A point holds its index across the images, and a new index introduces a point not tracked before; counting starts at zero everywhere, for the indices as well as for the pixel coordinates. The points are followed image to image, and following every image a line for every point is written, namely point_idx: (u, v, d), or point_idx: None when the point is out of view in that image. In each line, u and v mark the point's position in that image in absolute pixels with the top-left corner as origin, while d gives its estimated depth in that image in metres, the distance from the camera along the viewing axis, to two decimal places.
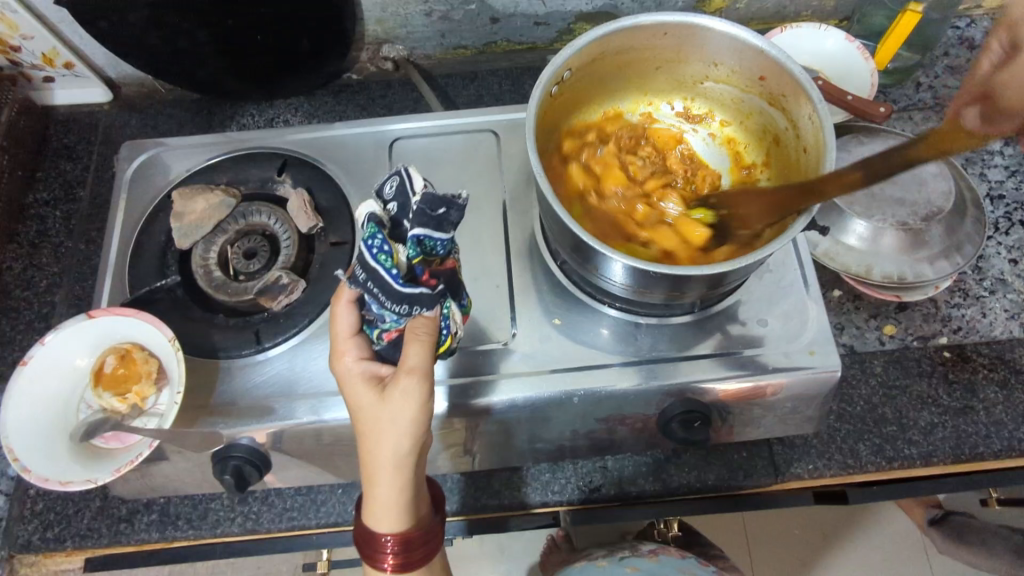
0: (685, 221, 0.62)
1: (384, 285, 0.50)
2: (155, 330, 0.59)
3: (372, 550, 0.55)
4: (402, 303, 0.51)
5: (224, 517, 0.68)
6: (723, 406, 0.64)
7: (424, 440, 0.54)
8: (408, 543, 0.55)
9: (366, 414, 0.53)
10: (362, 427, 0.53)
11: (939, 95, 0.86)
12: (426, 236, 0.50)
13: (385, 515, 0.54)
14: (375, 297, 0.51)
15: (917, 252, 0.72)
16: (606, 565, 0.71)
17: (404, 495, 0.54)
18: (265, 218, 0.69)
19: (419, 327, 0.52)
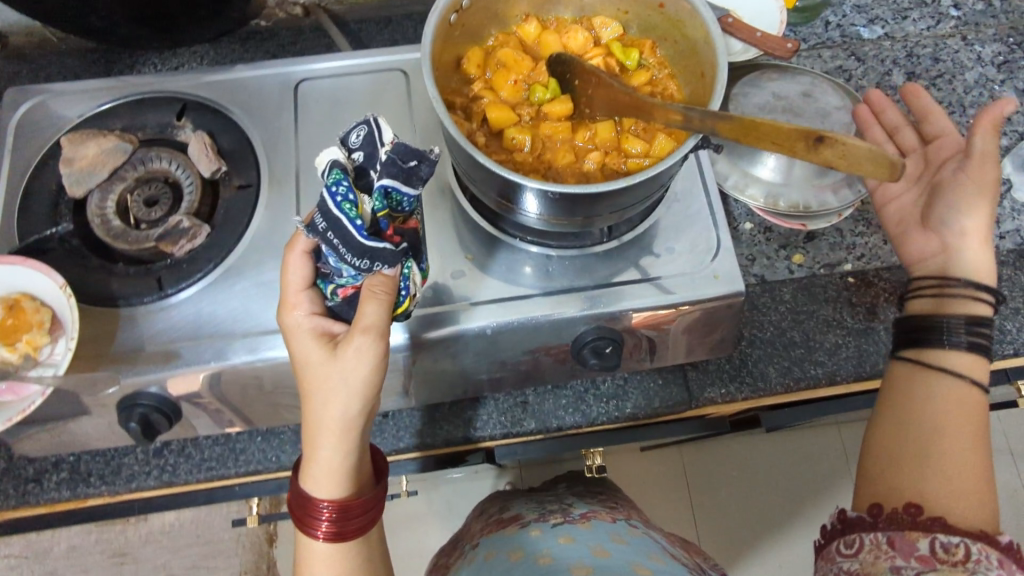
0: (551, 148, 0.62)
1: (347, 235, 0.47)
2: (45, 277, 0.57)
3: (308, 514, 0.55)
4: (363, 256, 0.48)
5: (139, 472, 0.67)
6: (639, 334, 0.65)
7: (373, 404, 0.55)
8: (346, 511, 0.55)
9: (315, 368, 0.53)
10: (310, 385, 0.53)
11: (847, 34, 0.89)
12: (394, 188, 0.49)
13: (325, 480, 0.54)
14: (334, 250, 0.49)
15: (822, 181, 0.75)
16: (540, 531, 0.71)
17: (343, 458, 0.54)
18: (166, 164, 0.67)
19: (376, 287, 0.52)
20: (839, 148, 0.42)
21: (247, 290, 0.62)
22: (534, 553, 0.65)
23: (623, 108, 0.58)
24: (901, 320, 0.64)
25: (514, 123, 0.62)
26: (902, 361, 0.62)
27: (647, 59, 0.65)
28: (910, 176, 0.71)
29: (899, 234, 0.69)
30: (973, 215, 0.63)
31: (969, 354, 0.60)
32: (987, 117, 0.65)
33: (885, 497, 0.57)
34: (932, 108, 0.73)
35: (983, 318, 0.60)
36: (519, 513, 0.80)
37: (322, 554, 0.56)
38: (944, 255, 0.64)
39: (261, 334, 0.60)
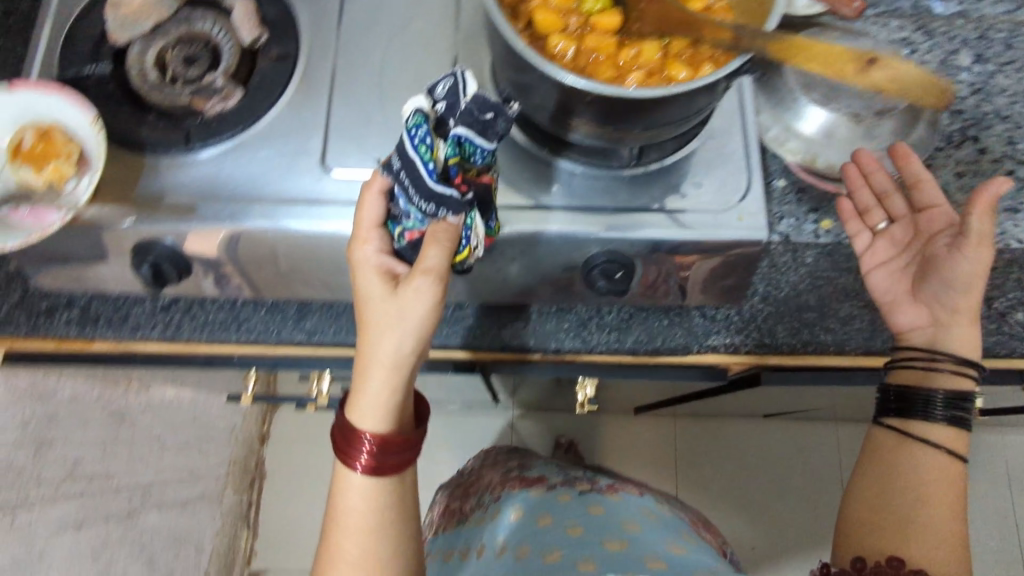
0: (593, 61, 0.60)
1: (417, 178, 0.49)
2: (78, 110, 0.59)
3: (348, 444, 0.56)
4: (429, 201, 0.50)
5: (145, 323, 0.69)
6: (666, 279, 0.66)
7: (426, 347, 0.55)
8: (388, 446, 0.56)
9: (376, 303, 0.53)
10: (369, 319, 0.54)
11: (918, 6, 0.85)
12: (467, 138, 0.48)
13: (370, 413, 0.55)
14: (404, 191, 0.51)
15: (866, 145, 0.72)
16: (569, 499, 0.90)
17: (389, 398, 0.55)
18: (208, 27, 0.66)
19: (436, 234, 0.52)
20: (871, 61, 0.46)
21: (270, 158, 0.62)
22: (568, 525, 0.82)
23: (673, 24, 0.57)
24: (883, 387, 0.65)
25: (559, 29, 0.60)
26: (883, 426, 0.64)
27: None
28: (899, 241, 0.68)
29: (887, 303, 0.67)
30: (964, 294, 0.62)
31: (949, 425, 0.62)
32: (979, 200, 0.59)
33: (869, 553, 0.61)
34: (924, 174, 0.68)
35: (967, 396, 0.62)
36: (542, 477, 1.00)
37: (358, 486, 0.58)
38: (934, 331, 0.64)
39: (279, 203, 0.60)
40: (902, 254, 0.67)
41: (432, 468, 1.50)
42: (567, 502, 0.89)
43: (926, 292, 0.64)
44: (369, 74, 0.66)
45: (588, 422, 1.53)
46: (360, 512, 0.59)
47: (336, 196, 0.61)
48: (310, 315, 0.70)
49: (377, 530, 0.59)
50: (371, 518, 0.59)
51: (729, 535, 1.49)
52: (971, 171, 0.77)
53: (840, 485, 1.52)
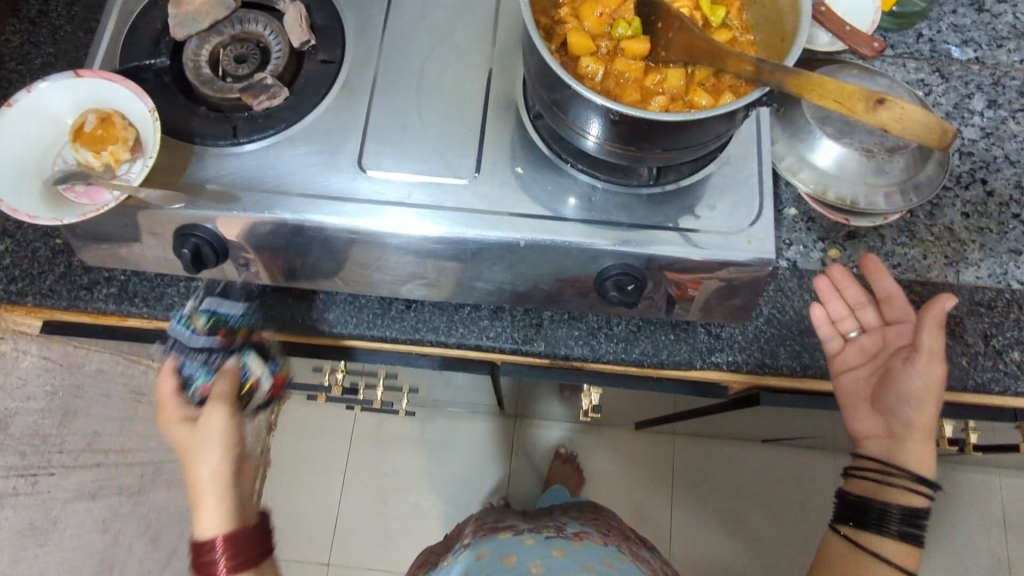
0: (620, 84, 0.64)
1: (183, 346, 0.65)
2: (139, 101, 0.63)
3: (202, 558, 0.60)
4: (199, 353, 0.65)
5: (178, 304, 0.72)
6: (662, 295, 0.70)
7: (239, 449, 0.63)
8: (231, 546, 0.60)
9: (185, 441, 0.61)
10: (185, 456, 0.61)
11: (936, 50, 0.88)
12: (215, 308, 0.66)
13: (209, 517, 0.61)
14: (184, 352, 0.65)
15: (877, 181, 0.75)
16: (533, 542, 0.92)
17: (223, 508, 0.61)
18: (260, 28, 0.71)
19: (223, 389, 0.62)
20: (897, 109, 0.47)
21: (308, 155, 0.66)
22: (527, 563, 0.85)
23: (698, 54, 0.60)
24: (844, 494, 0.72)
25: (590, 52, 0.64)
26: (839, 534, 0.70)
27: (732, 20, 0.67)
28: (868, 351, 0.72)
29: (848, 407, 0.72)
30: (917, 411, 0.66)
31: (901, 542, 0.67)
32: (929, 314, 0.64)
33: None
34: (893, 289, 0.72)
35: (920, 513, 0.67)
36: (512, 525, 1.05)
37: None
38: (892, 443, 0.69)
39: (315, 198, 0.64)
40: (867, 362, 0.72)
41: (432, 470, 1.53)
42: (531, 544, 0.91)
43: (883, 402, 0.69)
44: (407, 83, 0.69)
45: (589, 436, 1.56)
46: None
47: (368, 195, 0.65)
48: (333, 307, 0.74)
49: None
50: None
51: (721, 558, 1.50)
52: (976, 212, 0.80)
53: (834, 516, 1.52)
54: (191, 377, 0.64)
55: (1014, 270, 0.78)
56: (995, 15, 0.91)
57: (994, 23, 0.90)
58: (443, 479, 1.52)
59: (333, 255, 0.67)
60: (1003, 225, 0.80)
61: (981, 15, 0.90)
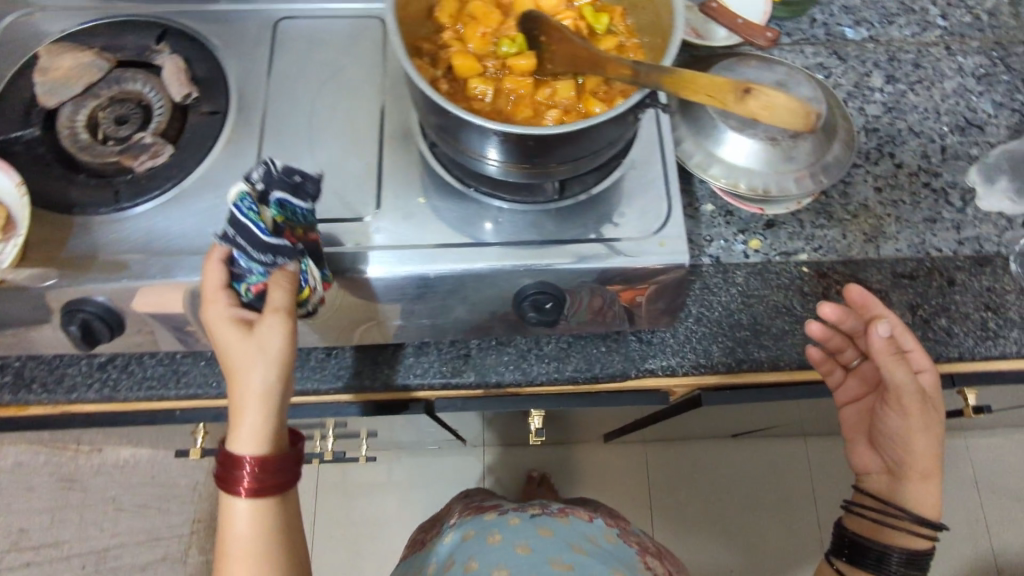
0: (512, 102, 0.63)
1: (253, 237, 0.53)
2: (4, 176, 0.60)
3: (227, 474, 0.55)
4: (266, 252, 0.54)
5: (80, 384, 0.68)
6: (613, 304, 0.68)
7: (291, 372, 0.55)
8: (263, 473, 0.55)
9: (232, 349, 0.54)
10: (231, 364, 0.54)
11: (831, 33, 0.90)
12: (287, 201, 0.55)
13: (245, 439, 0.54)
14: (240, 253, 0.54)
15: (787, 167, 0.75)
16: (517, 522, 0.88)
17: (264, 432, 0.55)
18: (140, 86, 0.68)
19: (276, 302, 0.54)
20: (765, 98, 0.44)
21: (198, 211, 0.63)
22: (515, 543, 0.82)
23: (582, 66, 0.58)
24: (842, 530, 0.73)
25: (476, 73, 0.63)
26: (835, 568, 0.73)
27: (616, 26, 0.66)
28: (870, 380, 0.74)
29: (849, 438, 0.75)
30: (909, 451, 0.67)
31: None
32: (880, 353, 0.64)
33: None
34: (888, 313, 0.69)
35: (923, 553, 0.68)
36: (497, 504, 1.01)
37: (246, 512, 0.57)
38: (890, 480, 0.70)
39: (210, 255, 0.61)
40: (869, 393, 0.75)
41: (403, 511, 1.48)
42: (516, 525, 0.87)
43: (876, 434, 0.71)
44: (297, 125, 0.67)
45: (560, 454, 1.53)
46: (248, 542, 0.57)
47: None
48: None
49: (260, 560, 0.57)
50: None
51: (706, 559, 1.48)
52: (888, 186, 0.81)
53: (814, 501, 1.52)
54: (242, 274, 0.56)
55: (932, 238, 0.79)
56: None
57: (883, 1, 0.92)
58: (414, 519, 1.48)
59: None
60: (915, 195, 0.81)
61: None
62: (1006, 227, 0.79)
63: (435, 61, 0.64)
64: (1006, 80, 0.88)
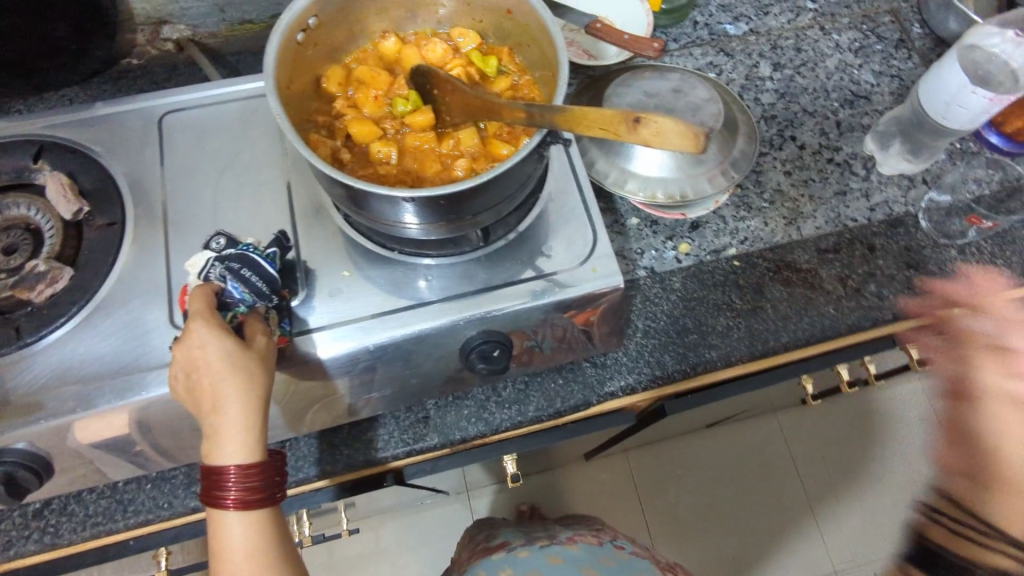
0: (417, 160, 0.62)
1: (261, 268, 0.58)
2: None
3: (215, 486, 0.53)
4: (267, 285, 0.58)
5: (17, 537, 0.64)
6: (572, 329, 0.67)
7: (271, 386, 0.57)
8: (255, 478, 0.54)
9: (230, 361, 0.53)
10: (228, 378, 0.53)
11: (714, 32, 0.93)
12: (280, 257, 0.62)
13: (248, 451, 0.54)
14: (237, 281, 0.57)
15: (698, 169, 0.77)
16: (526, 553, 0.86)
17: (249, 435, 0.54)
18: (23, 210, 0.64)
19: (255, 324, 0.57)
20: (655, 125, 0.43)
21: (112, 331, 0.60)
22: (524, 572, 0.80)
23: (478, 114, 0.58)
24: None
25: (375, 138, 0.62)
26: None
27: (506, 66, 0.66)
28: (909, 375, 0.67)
29: None
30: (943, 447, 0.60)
31: None
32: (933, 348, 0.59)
33: None
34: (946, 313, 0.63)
35: None
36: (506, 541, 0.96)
37: (239, 525, 0.54)
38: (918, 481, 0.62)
39: (132, 374, 0.58)
40: None
41: None
42: (524, 556, 0.85)
43: None
44: (202, 220, 0.65)
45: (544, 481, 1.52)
46: (248, 555, 0.54)
47: None
48: (199, 478, 0.67)
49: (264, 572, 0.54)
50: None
51: (707, 552, 1.49)
52: (796, 168, 0.84)
53: (797, 472, 1.55)
54: (233, 302, 0.57)
55: (845, 210, 0.82)
56: None
57: None
58: None
59: (180, 425, 0.61)
60: (822, 172, 0.84)
61: None
62: (909, 186, 0.83)
63: (331, 133, 0.63)
64: (879, 49, 0.93)
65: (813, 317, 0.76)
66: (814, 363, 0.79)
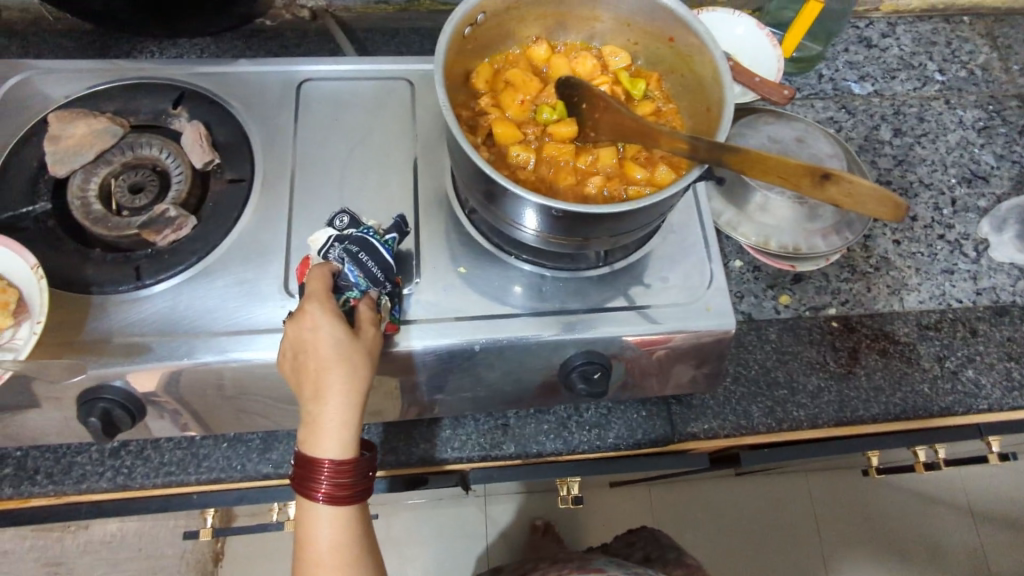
0: (552, 169, 0.62)
1: (378, 254, 0.57)
2: (17, 257, 0.56)
3: (308, 479, 0.52)
4: (382, 271, 0.57)
5: (92, 472, 0.64)
6: (658, 364, 0.65)
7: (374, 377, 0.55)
8: (347, 474, 0.52)
9: (338, 351, 0.52)
10: (334, 367, 0.51)
11: (838, 88, 0.92)
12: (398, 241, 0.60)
13: (343, 445, 0.52)
14: (354, 265, 0.56)
15: (812, 225, 0.76)
16: None
17: (346, 429, 0.52)
18: (155, 151, 0.65)
19: (366, 311, 0.55)
20: (847, 185, 0.43)
21: (227, 287, 0.59)
22: None
23: (629, 136, 0.57)
24: None
25: (516, 142, 0.61)
26: None
27: (653, 91, 0.66)
28: None
29: None
30: None
31: None
32: None
33: None
34: None
35: None
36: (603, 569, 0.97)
37: (326, 518, 0.53)
38: None
39: (241, 333, 0.58)
40: None
41: (403, 569, 1.43)
42: None
43: None
44: (326, 192, 0.64)
45: None
46: (333, 549, 0.53)
47: None
48: (276, 446, 0.67)
49: (346, 568, 0.53)
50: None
51: None
52: (906, 238, 0.83)
53: (819, 538, 1.52)
54: (348, 286, 0.56)
55: (951, 289, 0.80)
56: (883, 49, 0.96)
57: (884, 57, 0.96)
58: None
59: (273, 393, 0.61)
60: (931, 246, 0.83)
61: (871, 50, 0.96)
62: (1019, 277, 0.81)
63: (472, 129, 0.62)
64: (1004, 132, 0.91)
65: (907, 393, 0.74)
66: (896, 439, 0.77)
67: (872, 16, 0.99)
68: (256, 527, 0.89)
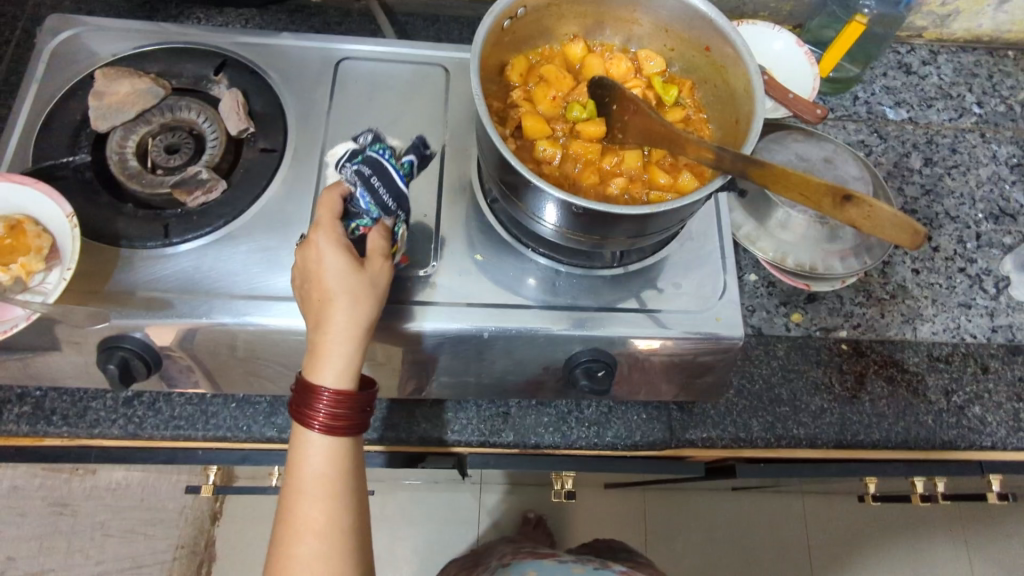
0: (577, 165, 0.62)
1: (390, 178, 0.58)
2: (55, 204, 0.58)
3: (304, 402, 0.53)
4: (393, 197, 0.58)
5: (104, 418, 0.66)
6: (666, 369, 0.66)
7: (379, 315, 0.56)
8: (345, 403, 0.53)
9: (339, 278, 0.53)
10: (335, 293, 0.53)
11: (872, 111, 0.91)
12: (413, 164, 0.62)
13: (338, 372, 0.53)
14: (368, 188, 0.57)
15: (831, 245, 0.76)
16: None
17: (343, 356, 0.53)
18: (193, 115, 0.67)
19: (377, 241, 0.56)
20: (866, 208, 0.43)
21: (250, 253, 0.61)
22: None
23: (655, 139, 0.58)
24: None
25: (544, 136, 0.62)
26: None
27: (684, 99, 0.66)
28: None
29: None
30: None
31: None
32: None
33: None
34: None
35: None
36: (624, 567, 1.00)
37: (318, 448, 0.53)
38: None
39: (259, 298, 0.59)
40: None
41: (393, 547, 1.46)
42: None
43: None
44: None
45: None
46: (321, 480, 0.53)
47: None
48: (281, 411, 0.69)
49: (334, 503, 0.53)
50: (332, 533, 0.53)
51: None
52: (926, 268, 0.82)
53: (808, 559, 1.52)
54: (358, 213, 0.57)
55: (966, 323, 0.80)
56: (922, 76, 0.95)
57: (922, 84, 0.95)
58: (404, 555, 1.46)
59: (284, 359, 0.62)
60: (950, 279, 0.82)
61: (909, 77, 0.95)
62: None
63: (502, 120, 0.63)
64: None
65: (910, 423, 0.74)
66: (895, 467, 0.77)
67: (915, 43, 0.99)
68: (256, 489, 0.91)
